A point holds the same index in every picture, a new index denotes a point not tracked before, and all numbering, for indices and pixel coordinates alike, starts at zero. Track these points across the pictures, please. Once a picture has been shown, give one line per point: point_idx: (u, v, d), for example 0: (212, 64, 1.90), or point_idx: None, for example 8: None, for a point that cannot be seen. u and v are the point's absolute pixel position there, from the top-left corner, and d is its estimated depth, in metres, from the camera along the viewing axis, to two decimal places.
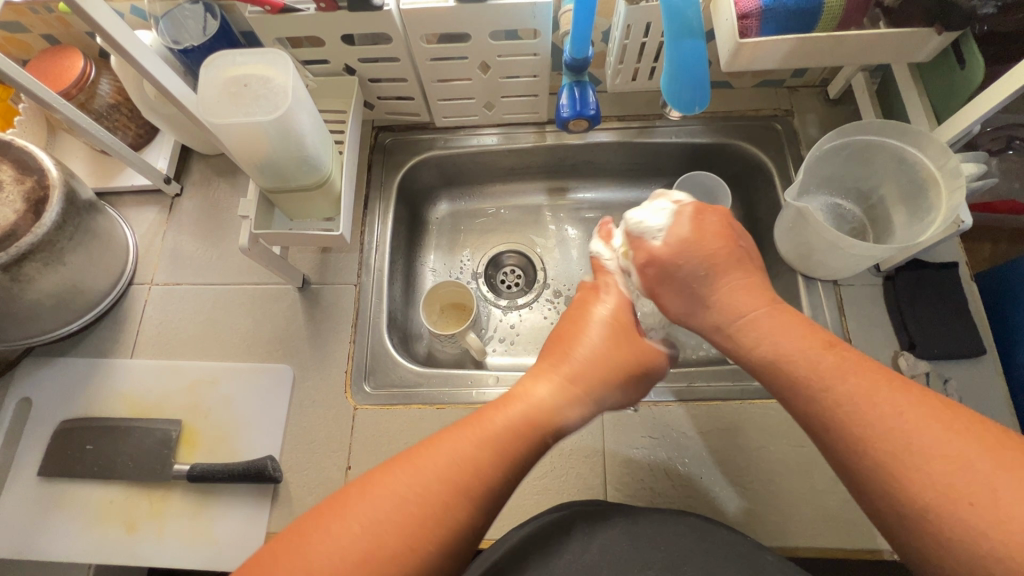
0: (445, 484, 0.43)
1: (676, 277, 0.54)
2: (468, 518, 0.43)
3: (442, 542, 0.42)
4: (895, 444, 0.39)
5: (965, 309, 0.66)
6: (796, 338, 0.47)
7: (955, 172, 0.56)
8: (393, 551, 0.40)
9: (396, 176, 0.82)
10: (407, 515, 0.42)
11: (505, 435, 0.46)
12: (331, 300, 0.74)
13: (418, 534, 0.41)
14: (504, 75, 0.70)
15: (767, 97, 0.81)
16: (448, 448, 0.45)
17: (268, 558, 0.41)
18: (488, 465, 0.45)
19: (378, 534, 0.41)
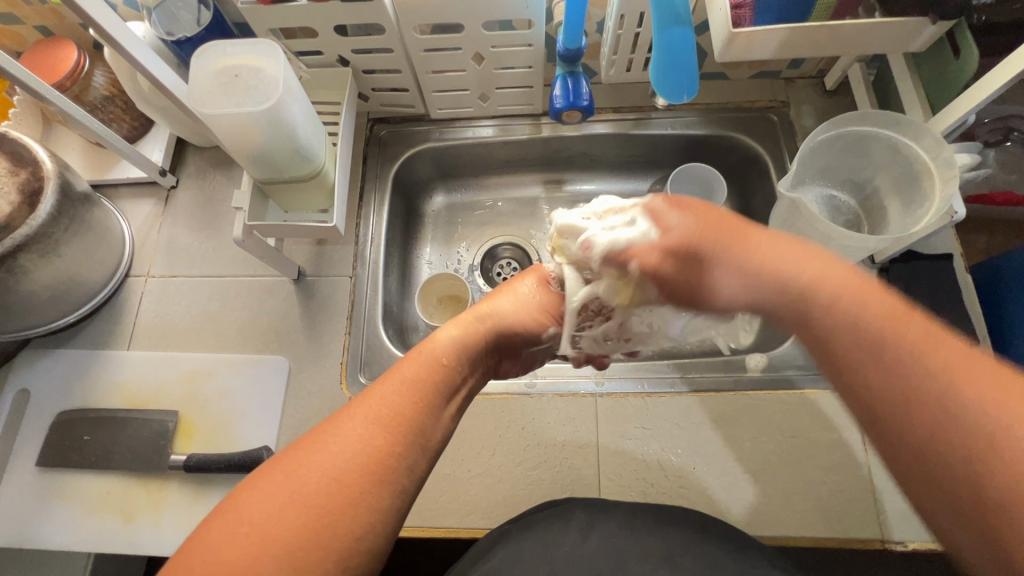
0: (360, 424, 0.42)
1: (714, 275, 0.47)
2: (382, 452, 0.41)
3: (369, 476, 0.40)
4: (928, 377, 0.36)
5: (959, 301, 0.66)
6: (821, 269, 0.43)
7: (948, 163, 0.56)
8: (321, 491, 0.38)
9: (392, 169, 0.82)
10: (318, 460, 0.40)
11: (424, 375, 0.46)
12: (326, 291, 0.74)
13: (343, 473, 0.39)
14: (498, 66, 0.69)
15: (764, 88, 0.81)
16: (374, 394, 0.44)
17: (213, 534, 0.37)
18: (406, 397, 0.44)
19: (317, 486, 0.39)
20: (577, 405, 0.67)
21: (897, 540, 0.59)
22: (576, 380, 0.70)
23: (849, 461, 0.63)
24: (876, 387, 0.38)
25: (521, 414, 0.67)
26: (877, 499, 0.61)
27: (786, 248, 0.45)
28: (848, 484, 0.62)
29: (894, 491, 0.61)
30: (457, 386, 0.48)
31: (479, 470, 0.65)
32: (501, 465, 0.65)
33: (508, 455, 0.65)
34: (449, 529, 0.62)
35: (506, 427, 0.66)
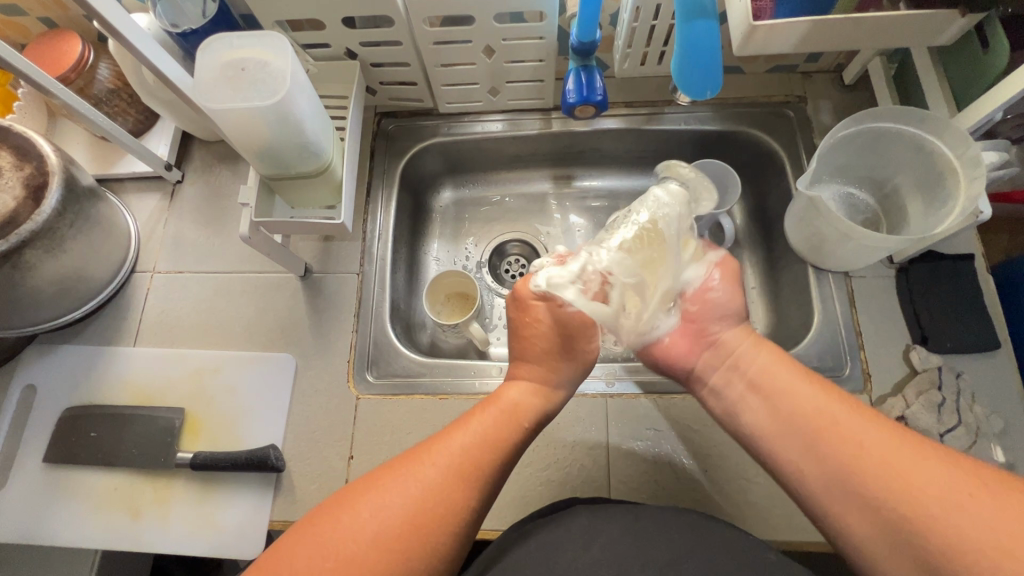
0: (438, 467, 0.47)
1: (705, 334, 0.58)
2: (455, 505, 0.45)
3: (438, 517, 0.44)
4: (881, 467, 0.43)
5: (980, 303, 0.65)
6: (790, 377, 0.52)
7: (974, 162, 0.55)
8: (399, 526, 0.43)
9: (399, 164, 0.80)
10: (398, 499, 0.44)
11: (493, 432, 0.51)
12: (333, 288, 0.73)
13: (418, 508, 0.44)
14: (509, 59, 0.68)
15: (780, 82, 0.79)
16: (451, 439, 0.49)
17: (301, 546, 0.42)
18: (480, 447, 0.49)
19: (395, 519, 0.43)
20: (587, 406, 0.66)
21: None
22: (586, 380, 0.68)
23: None
24: (842, 468, 0.45)
25: None
26: None
27: (751, 343, 0.56)
28: None
29: None
30: (524, 437, 0.53)
31: None
32: (510, 465, 0.64)
33: None
34: None
35: None
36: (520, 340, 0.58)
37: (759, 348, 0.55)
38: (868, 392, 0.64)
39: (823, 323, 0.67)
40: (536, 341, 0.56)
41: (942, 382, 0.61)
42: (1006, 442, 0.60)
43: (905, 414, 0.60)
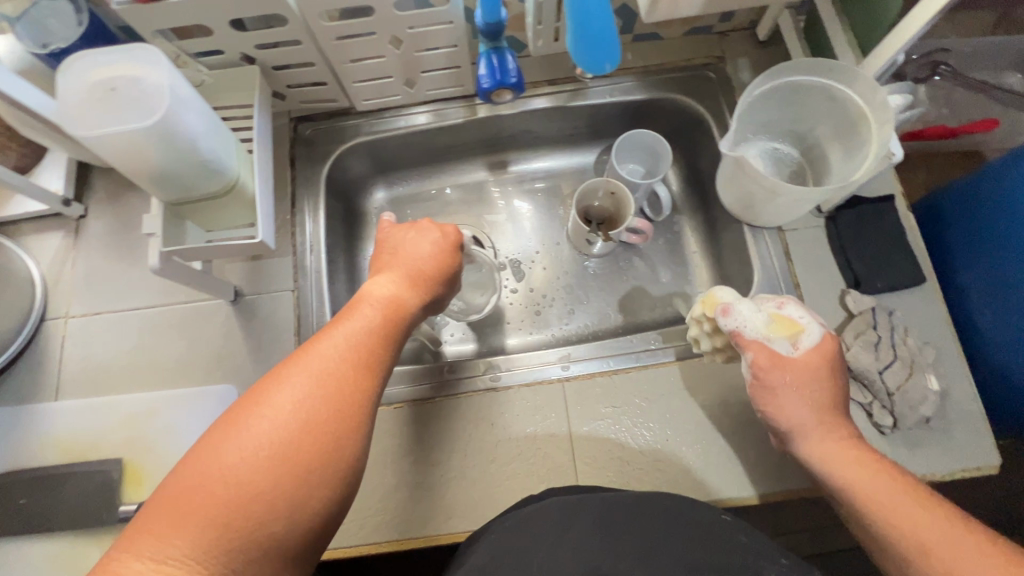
0: (318, 364, 0.45)
1: (782, 427, 0.54)
2: (351, 395, 0.45)
3: (333, 410, 0.44)
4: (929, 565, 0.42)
5: (905, 241, 0.67)
6: (844, 456, 0.50)
7: (881, 106, 0.56)
8: (292, 427, 0.42)
9: (324, 169, 0.77)
10: (288, 406, 0.42)
11: (370, 332, 0.50)
12: (268, 309, 0.69)
13: (308, 406, 0.43)
14: (420, 48, 0.64)
15: (697, 45, 0.79)
16: (329, 338, 0.48)
17: (185, 477, 0.39)
18: (359, 338, 0.49)
19: (288, 424, 0.42)
20: (544, 393, 0.66)
21: None
22: (543, 367, 0.68)
23: None
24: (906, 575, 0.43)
25: (489, 410, 0.65)
26: None
27: (816, 441, 0.52)
28: None
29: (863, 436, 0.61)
30: (398, 332, 0.53)
31: (453, 474, 0.63)
32: (474, 466, 0.63)
33: (480, 454, 0.63)
34: (428, 538, 0.60)
35: (476, 425, 0.65)
36: (383, 260, 0.59)
37: (834, 455, 0.50)
38: None
39: (763, 279, 0.69)
40: (398, 251, 0.58)
41: (877, 322, 0.63)
42: (939, 370, 0.63)
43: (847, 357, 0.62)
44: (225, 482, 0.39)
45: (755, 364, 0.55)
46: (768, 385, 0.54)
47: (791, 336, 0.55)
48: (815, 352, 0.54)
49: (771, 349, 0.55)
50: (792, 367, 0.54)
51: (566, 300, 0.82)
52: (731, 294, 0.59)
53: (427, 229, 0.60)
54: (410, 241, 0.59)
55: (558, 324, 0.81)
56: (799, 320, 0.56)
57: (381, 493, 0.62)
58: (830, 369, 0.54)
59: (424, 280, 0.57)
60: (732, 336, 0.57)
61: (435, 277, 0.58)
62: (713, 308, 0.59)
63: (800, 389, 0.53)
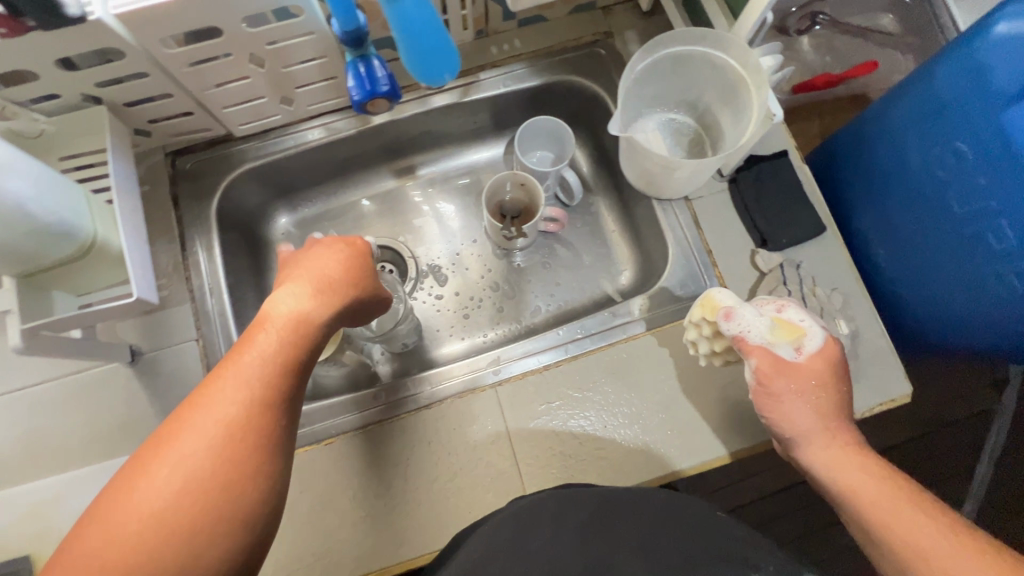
0: (217, 409, 0.38)
1: (791, 436, 0.54)
2: (252, 426, 0.39)
3: (238, 460, 0.37)
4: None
5: (802, 193, 0.69)
6: (856, 467, 0.50)
7: (756, 68, 0.56)
8: (192, 484, 0.36)
9: (213, 203, 0.71)
10: (187, 458, 0.36)
11: (275, 356, 0.42)
12: (172, 365, 0.64)
13: (209, 459, 0.37)
14: (287, 63, 0.60)
15: (583, 23, 0.78)
16: (228, 375, 0.40)
17: (79, 552, 0.34)
18: (260, 375, 0.41)
19: (190, 480, 0.36)
20: (478, 401, 0.65)
21: None
22: (473, 374, 0.67)
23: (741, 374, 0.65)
24: None
25: (425, 428, 0.64)
26: None
27: (829, 453, 0.52)
28: (745, 396, 0.64)
29: None
30: (310, 350, 0.45)
31: (397, 501, 0.61)
32: (416, 487, 0.61)
33: (420, 474, 0.62)
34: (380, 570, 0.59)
35: (413, 447, 0.63)
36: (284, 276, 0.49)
37: (839, 463, 0.51)
38: None
39: (676, 251, 0.69)
40: (307, 264, 0.50)
41: (786, 277, 0.66)
42: (847, 314, 0.65)
43: None
44: (120, 556, 0.33)
45: (760, 370, 0.54)
46: (773, 393, 0.55)
47: (793, 341, 0.55)
48: (818, 357, 0.55)
49: (775, 355, 0.55)
50: (794, 371, 0.55)
51: (493, 298, 0.81)
52: (731, 297, 0.57)
53: (344, 245, 0.53)
54: (319, 258, 0.50)
55: (490, 325, 0.80)
56: (799, 324, 0.56)
57: (323, 534, 0.60)
58: (835, 371, 0.55)
59: (334, 296, 0.48)
60: (735, 341, 0.56)
61: (348, 293, 0.49)
62: (714, 312, 0.57)
63: (803, 395, 0.54)
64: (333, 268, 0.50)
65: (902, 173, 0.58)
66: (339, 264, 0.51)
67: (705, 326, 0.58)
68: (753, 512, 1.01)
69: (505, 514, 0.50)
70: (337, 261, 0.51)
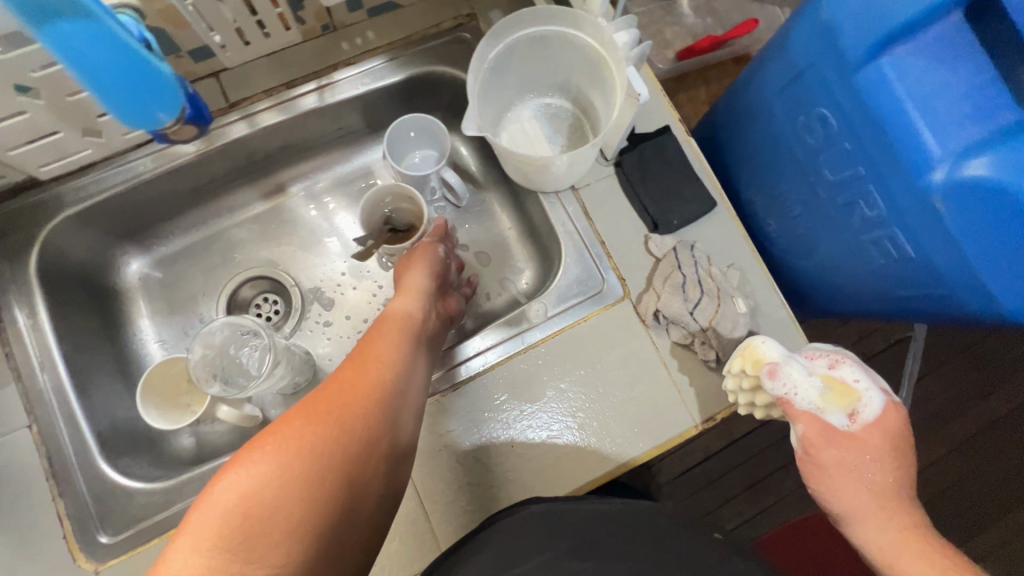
0: (340, 412, 0.46)
1: (844, 504, 0.52)
2: (361, 410, 0.47)
3: (350, 455, 0.45)
4: None
5: (689, 169, 0.65)
6: (910, 545, 0.48)
7: (612, 45, 0.52)
8: (313, 463, 0.43)
9: (31, 260, 0.61)
10: (306, 439, 0.44)
11: (400, 348, 0.54)
12: (2, 459, 0.55)
13: (323, 448, 0.44)
14: (71, 90, 0.50)
15: (442, 6, 0.70)
16: (354, 379, 0.49)
17: (210, 499, 0.41)
18: (378, 385, 0.49)
19: (307, 458, 0.43)
20: None
21: (706, 418, 0.61)
22: None
23: (647, 368, 0.62)
24: None
25: None
26: (679, 391, 0.61)
27: (883, 530, 0.50)
28: (653, 391, 0.61)
29: (693, 377, 0.61)
30: (423, 339, 0.58)
31: None
32: None
33: None
34: None
35: None
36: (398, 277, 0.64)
37: (892, 546, 0.49)
38: (627, 296, 0.63)
39: (568, 246, 0.65)
40: (415, 261, 0.64)
41: (680, 261, 0.62)
42: (745, 290, 0.63)
43: (659, 307, 0.61)
44: (250, 506, 0.40)
45: (808, 439, 0.51)
46: (821, 460, 0.52)
47: (846, 406, 0.52)
48: (875, 427, 0.52)
49: (824, 421, 0.51)
50: (847, 441, 0.51)
51: None
52: (778, 349, 0.52)
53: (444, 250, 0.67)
54: (424, 271, 0.63)
55: None
56: (852, 385, 0.52)
57: None
58: (894, 435, 0.51)
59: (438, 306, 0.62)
60: (780, 402, 0.52)
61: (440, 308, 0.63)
62: (757, 367, 0.52)
63: (855, 470, 0.51)
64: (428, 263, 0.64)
65: (778, 141, 0.56)
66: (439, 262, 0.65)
67: (745, 381, 0.53)
68: (686, 481, 0.98)
69: (501, 522, 0.50)
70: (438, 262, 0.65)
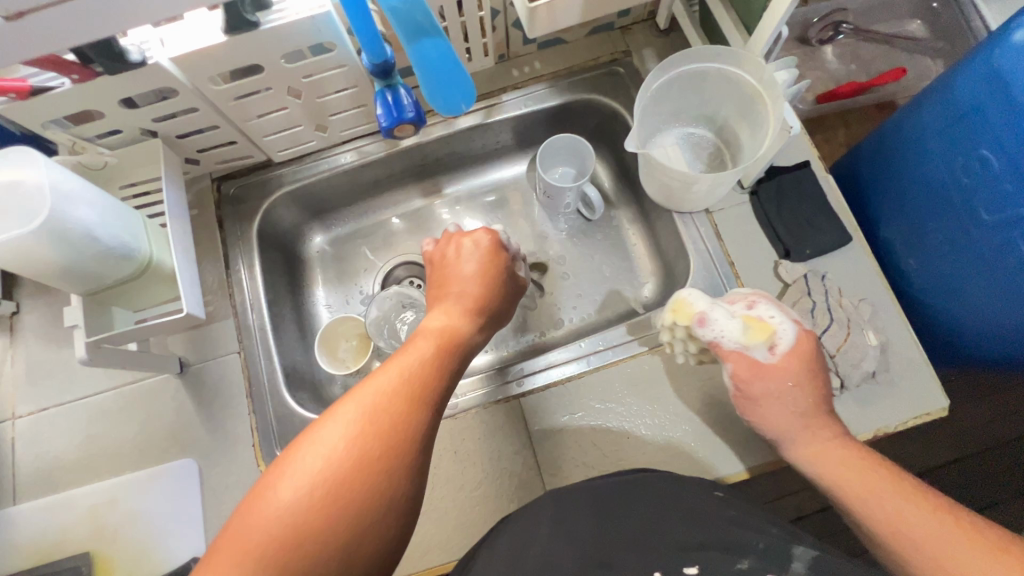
0: (365, 402, 0.44)
1: (778, 428, 0.57)
2: (383, 439, 0.43)
3: (375, 446, 0.42)
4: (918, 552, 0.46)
5: (826, 203, 0.68)
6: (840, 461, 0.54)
7: (772, 82, 0.58)
8: (342, 462, 0.41)
9: (254, 225, 0.76)
10: (334, 436, 0.42)
11: (435, 352, 0.51)
12: (216, 376, 0.69)
13: (350, 443, 0.42)
14: (321, 94, 0.65)
15: (602, 43, 0.80)
16: (383, 372, 0.47)
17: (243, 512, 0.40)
18: (409, 375, 0.47)
19: (336, 458, 0.41)
20: (503, 411, 0.66)
21: None
22: (499, 385, 0.68)
23: None
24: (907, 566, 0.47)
25: (452, 438, 0.66)
26: None
27: (817, 445, 0.55)
28: None
29: None
30: (455, 358, 0.53)
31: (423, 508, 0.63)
32: (445, 494, 0.63)
33: (448, 482, 0.64)
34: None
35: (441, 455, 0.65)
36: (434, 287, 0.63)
37: (819, 457, 0.55)
38: None
39: (697, 263, 0.70)
40: (454, 270, 0.64)
41: (810, 288, 0.65)
42: (877, 325, 0.64)
43: None
44: (283, 512, 0.39)
45: (735, 374, 0.59)
46: (752, 394, 0.59)
47: (767, 341, 0.59)
48: (791, 355, 0.58)
49: (749, 356, 0.59)
50: (769, 372, 0.58)
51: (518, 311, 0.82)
52: (703, 301, 0.61)
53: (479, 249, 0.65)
54: (463, 275, 0.62)
55: (512, 337, 0.81)
56: (770, 321, 0.59)
57: None
58: (809, 357, 0.58)
59: (481, 305, 0.60)
60: (713, 345, 0.60)
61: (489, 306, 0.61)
62: (689, 317, 0.61)
63: (778, 395, 0.57)
64: (463, 266, 0.63)
65: (930, 180, 0.58)
66: (477, 268, 0.63)
67: (679, 330, 0.62)
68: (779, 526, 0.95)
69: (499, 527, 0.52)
70: (476, 268, 0.63)
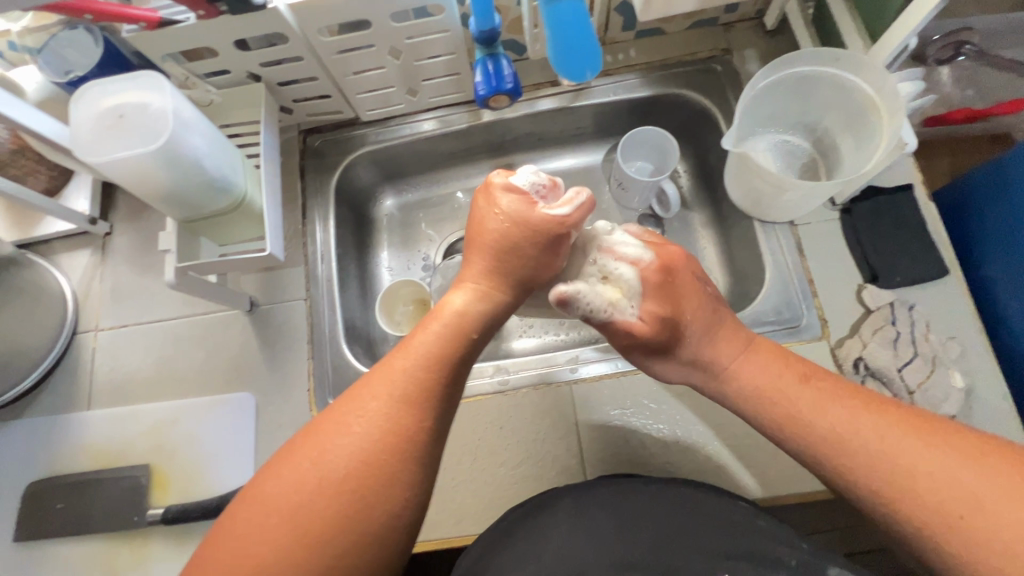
0: (369, 404, 0.44)
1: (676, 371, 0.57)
2: (395, 457, 0.43)
3: (375, 450, 0.43)
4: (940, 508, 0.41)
5: (924, 231, 0.64)
6: (808, 400, 0.49)
7: (892, 94, 0.55)
8: (343, 472, 0.42)
9: (332, 179, 0.79)
10: (337, 444, 0.43)
11: (447, 344, 0.48)
12: (282, 318, 0.72)
13: (349, 454, 0.43)
14: (419, 57, 0.65)
15: (702, 39, 0.78)
16: (388, 370, 0.47)
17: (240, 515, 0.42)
18: (423, 369, 0.47)
19: (336, 464, 0.42)
20: (553, 394, 0.66)
21: None
22: (552, 368, 0.68)
23: None
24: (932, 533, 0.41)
25: (499, 413, 0.66)
26: None
27: (748, 388, 0.52)
28: None
29: None
30: (471, 344, 0.50)
31: (462, 477, 0.63)
32: (485, 468, 0.63)
33: (489, 456, 0.64)
34: (439, 541, 0.61)
35: (486, 429, 0.65)
36: (468, 247, 0.56)
37: (739, 397, 0.53)
38: (826, 337, 0.63)
39: (774, 275, 0.67)
40: (485, 231, 0.55)
41: (896, 317, 0.61)
42: (964, 366, 0.60)
43: (863, 355, 0.60)
44: (282, 516, 0.41)
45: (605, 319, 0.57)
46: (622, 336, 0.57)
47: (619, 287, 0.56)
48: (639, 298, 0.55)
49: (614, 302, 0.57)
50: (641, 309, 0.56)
51: None
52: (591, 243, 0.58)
53: (520, 205, 0.54)
54: (493, 236, 0.54)
55: (566, 325, 0.80)
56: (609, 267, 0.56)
57: None
58: (659, 293, 0.54)
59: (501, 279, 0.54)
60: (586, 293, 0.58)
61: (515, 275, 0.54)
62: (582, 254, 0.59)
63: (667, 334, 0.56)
64: (496, 222, 0.54)
65: None
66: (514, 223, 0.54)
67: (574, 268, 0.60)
68: None
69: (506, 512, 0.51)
70: (510, 227, 0.53)
